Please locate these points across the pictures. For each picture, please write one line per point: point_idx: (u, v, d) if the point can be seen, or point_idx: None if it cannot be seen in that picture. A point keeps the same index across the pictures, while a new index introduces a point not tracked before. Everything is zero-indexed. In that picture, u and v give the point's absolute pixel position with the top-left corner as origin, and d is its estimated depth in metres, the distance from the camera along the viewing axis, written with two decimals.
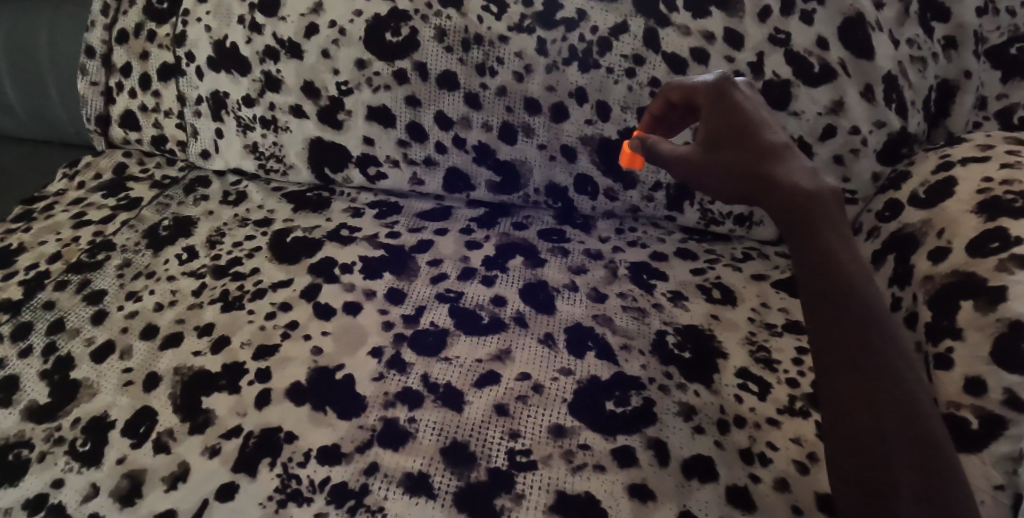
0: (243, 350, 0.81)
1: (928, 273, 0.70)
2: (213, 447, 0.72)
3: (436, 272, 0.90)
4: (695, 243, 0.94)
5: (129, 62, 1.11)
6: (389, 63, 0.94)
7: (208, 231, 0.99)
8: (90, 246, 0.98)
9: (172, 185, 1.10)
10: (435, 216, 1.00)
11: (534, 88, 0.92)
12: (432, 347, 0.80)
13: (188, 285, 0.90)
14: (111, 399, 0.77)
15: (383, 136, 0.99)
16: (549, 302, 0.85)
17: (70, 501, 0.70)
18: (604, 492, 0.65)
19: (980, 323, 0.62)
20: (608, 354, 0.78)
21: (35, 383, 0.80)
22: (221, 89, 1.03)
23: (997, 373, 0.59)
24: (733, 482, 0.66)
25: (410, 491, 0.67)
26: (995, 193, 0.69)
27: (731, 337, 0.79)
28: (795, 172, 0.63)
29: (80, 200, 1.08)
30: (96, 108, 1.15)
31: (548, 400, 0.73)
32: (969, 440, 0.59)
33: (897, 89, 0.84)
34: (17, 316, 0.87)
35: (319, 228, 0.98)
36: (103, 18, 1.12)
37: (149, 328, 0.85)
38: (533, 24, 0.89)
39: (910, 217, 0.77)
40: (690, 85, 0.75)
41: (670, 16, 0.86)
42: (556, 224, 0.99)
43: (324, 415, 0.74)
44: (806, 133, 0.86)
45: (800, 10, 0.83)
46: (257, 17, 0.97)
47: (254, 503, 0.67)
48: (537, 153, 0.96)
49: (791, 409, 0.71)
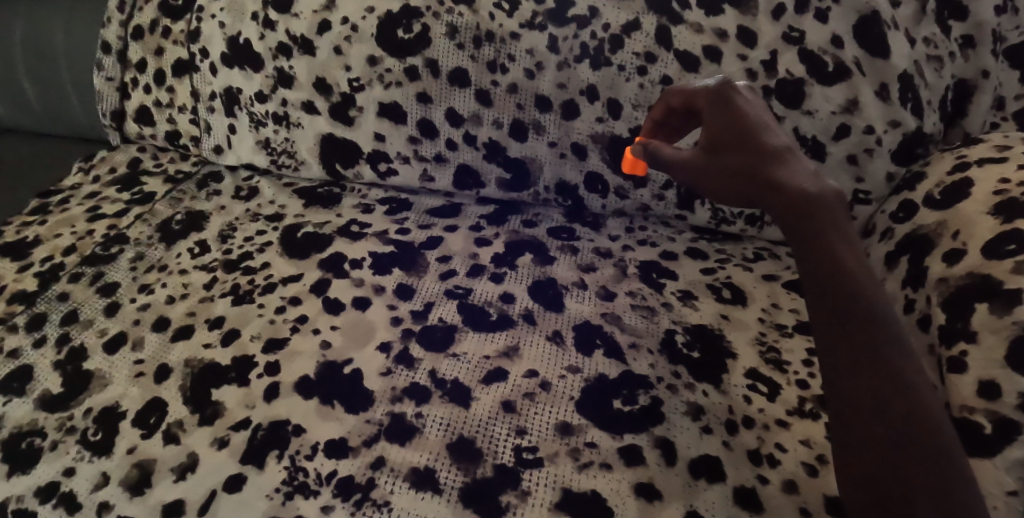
0: (253, 342, 0.82)
1: (943, 275, 0.69)
2: (221, 439, 0.73)
3: (445, 268, 0.90)
4: (705, 242, 0.94)
5: (144, 58, 1.12)
6: (401, 59, 0.94)
7: (220, 226, 1.00)
8: (104, 239, 0.99)
9: (185, 180, 1.11)
10: (445, 213, 1.01)
11: (545, 85, 0.91)
12: (439, 343, 0.80)
13: (199, 278, 0.91)
14: (123, 390, 0.78)
15: (394, 132, 0.99)
16: (558, 300, 0.85)
17: (81, 489, 0.70)
18: (610, 491, 0.65)
19: (996, 326, 0.61)
20: (616, 352, 0.77)
21: (48, 373, 0.81)
22: (234, 85, 1.04)
23: (1012, 377, 0.58)
24: (741, 482, 0.65)
25: (416, 486, 0.67)
26: (1012, 195, 0.68)
27: (742, 338, 0.79)
28: (798, 173, 0.62)
29: (95, 194, 1.09)
30: (111, 103, 1.16)
31: (555, 397, 0.73)
32: (983, 444, 0.58)
33: (913, 89, 0.82)
34: (33, 306, 0.89)
35: (329, 224, 0.98)
36: (120, 14, 1.13)
37: (161, 321, 0.86)
38: (545, 21, 0.89)
39: (925, 218, 0.76)
40: (691, 90, 0.75)
41: (683, 13, 0.86)
42: (565, 222, 0.99)
43: (332, 408, 0.74)
44: (819, 132, 0.86)
45: (815, 8, 0.83)
46: (270, 13, 0.98)
47: (261, 495, 0.68)
48: (547, 151, 0.95)
49: (801, 411, 0.71)
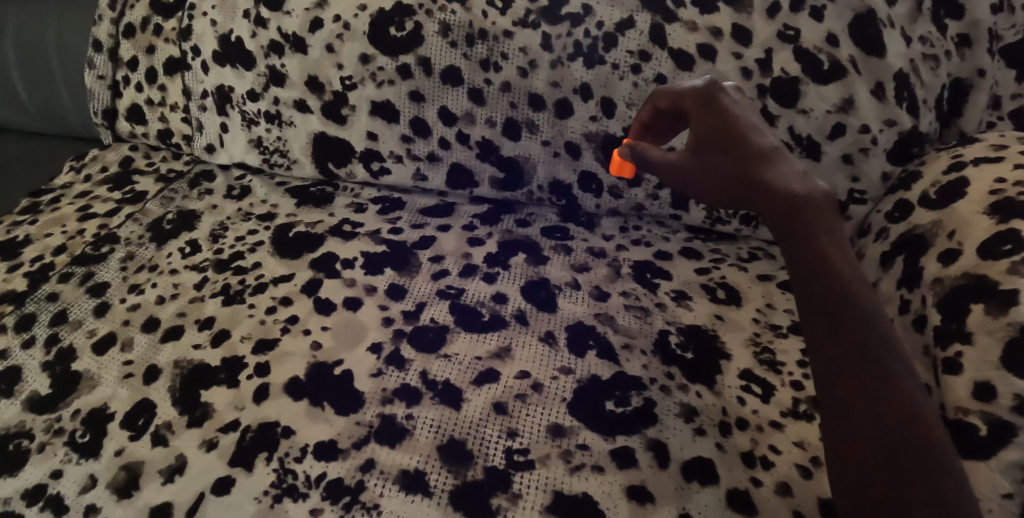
0: (243, 343, 0.81)
1: (938, 275, 0.69)
2: (210, 441, 0.72)
3: (437, 268, 0.89)
4: (700, 242, 0.93)
5: (135, 56, 1.12)
6: (393, 58, 0.93)
7: (211, 225, 0.99)
8: (95, 238, 0.98)
9: (177, 179, 1.10)
10: (438, 212, 1.00)
11: (538, 84, 0.91)
12: (430, 345, 0.79)
13: (190, 278, 0.90)
14: (112, 391, 0.77)
15: (386, 131, 0.99)
16: (550, 300, 0.84)
17: (68, 491, 0.70)
18: (601, 493, 0.64)
19: (991, 327, 0.60)
20: (608, 353, 0.77)
21: (36, 374, 0.80)
22: (226, 83, 1.03)
23: (1007, 378, 0.57)
24: (734, 485, 0.65)
25: (406, 489, 0.66)
26: (1008, 195, 0.67)
27: (736, 339, 0.78)
28: (787, 174, 0.62)
29: (86, 194, 1.08)
30: (103, 102, 1.16)
31: (546, 399, 0.72)
32: (977, 446, 0.57)
33: (909, 87, 0.82)
34: (21, 307, 0.88)
35: (322, 223, 0.97)
36: (111, 12, 1.12)
37: (151, 321, 0.85)
38: (538, 19, 0.88)
39: (920, 218, 0.76)
40: (678, 91, 0.75)
41: (677, 11, 0.85)
42: (559, 221, 0.98)
43: (322, 410, 0.73)
44: (814, 132, 0.85)
45: (810, 6, 0.82)
46: (262, 11, 0.97)
47: (249, 498, 0.67)
48: (541, 150, 0.95)
49: (795, 412, 0.70)
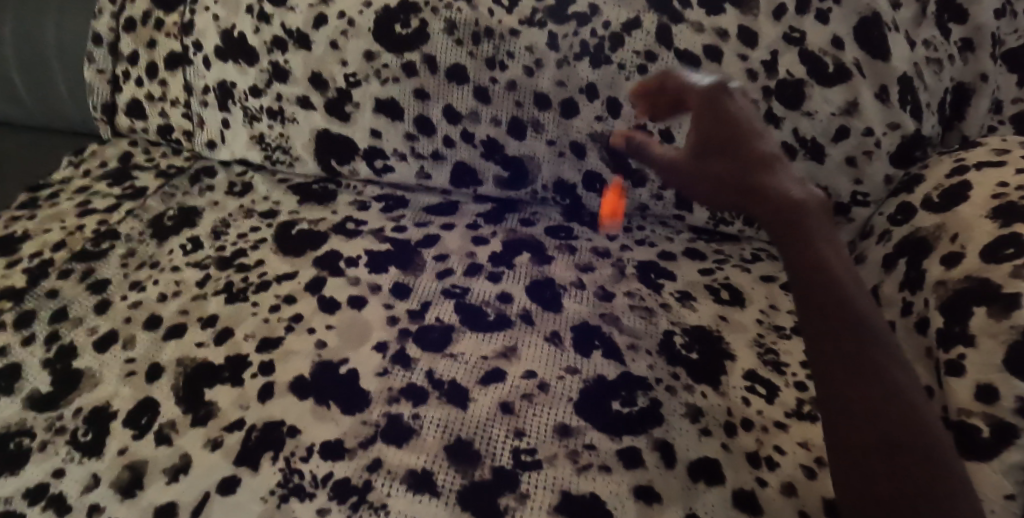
0: (247, 342, 0.81)
1: (941, 278, 0.69)
2: (215, 440, 0.71)
3: (442, 266, 0.89)
4: (703, 243, 0.94)
5: (136, 51, 1.11)
6: (399, 55, 0.93)
7: (212, 222, 0.98)
8: (94, 235, 0.97)
9: (177, 175, 1.09)
10: (443, 211, 1.00)
11: (544, 83, 0.90)
12: (436, 344, 0.79)
13: (192, 276, 0.90)
14: (114, 390, 0.77)
15: (390, 129, 0.98)
16: (555, 300, 0.84)
17: (70, 491, 0.69)
18: (607, 493, 0.64)
19: (994, 330, 0.61)
20: (615, 352, 0.77)
21: (37, 372, 0.79)
22: (228, 79, 1.03)
23: (1010, 381, 0.58)
24: (741, 485, 0.65)
25: (414, 489, 0.66)
26: (1011, 198, 0.68)
27: (740, 339, 0.79)
28: (786, 183, 0.63)
29: (85, 189, 1.07)
30: (103, 97, 1.15)
31: (553, 399, 0.72)
32: (980, 448, 0.58)
33: (912, 91, 0.82)
34: (21, 303, 0.87)
35: (324, 221, 0.97)
36: (112, 6, 1.11)
37: (152, 319, 0.84)
38: (545, 18, 0.88)
39: (923, 221, 0.76)
40: (679, 89, 0.73)
41: (684, 12, 0.85)
42: (563, 221, 0.98)
43: (328, 409, 0.73)
44: (818, 134, 0.85)
45: (816, 8, 0.82)
46: (266, 7, 0.96)
47: (256, 497, 0.67)
48: (546, 149, 0.95)
49: (799, 413, 0.70)
